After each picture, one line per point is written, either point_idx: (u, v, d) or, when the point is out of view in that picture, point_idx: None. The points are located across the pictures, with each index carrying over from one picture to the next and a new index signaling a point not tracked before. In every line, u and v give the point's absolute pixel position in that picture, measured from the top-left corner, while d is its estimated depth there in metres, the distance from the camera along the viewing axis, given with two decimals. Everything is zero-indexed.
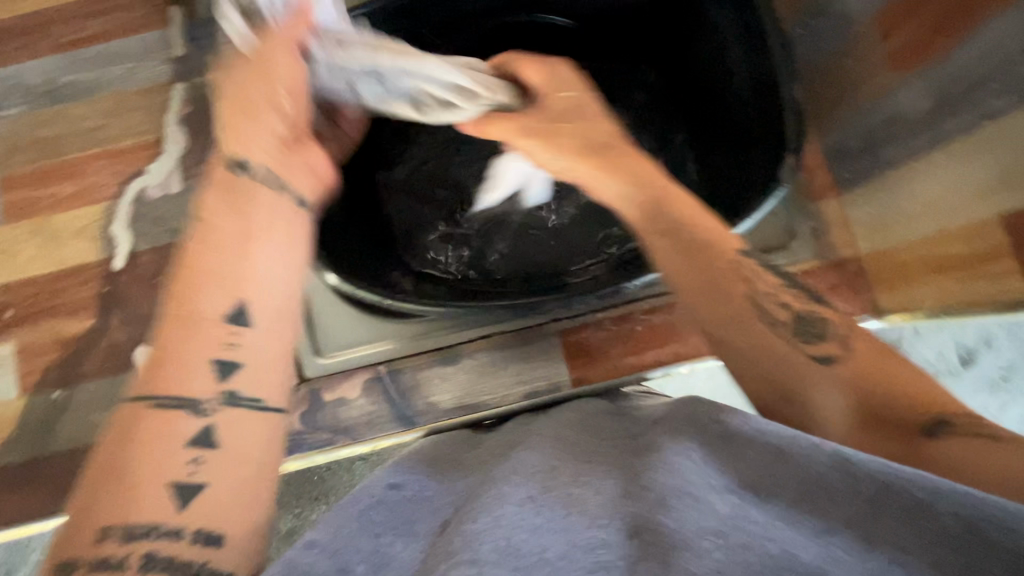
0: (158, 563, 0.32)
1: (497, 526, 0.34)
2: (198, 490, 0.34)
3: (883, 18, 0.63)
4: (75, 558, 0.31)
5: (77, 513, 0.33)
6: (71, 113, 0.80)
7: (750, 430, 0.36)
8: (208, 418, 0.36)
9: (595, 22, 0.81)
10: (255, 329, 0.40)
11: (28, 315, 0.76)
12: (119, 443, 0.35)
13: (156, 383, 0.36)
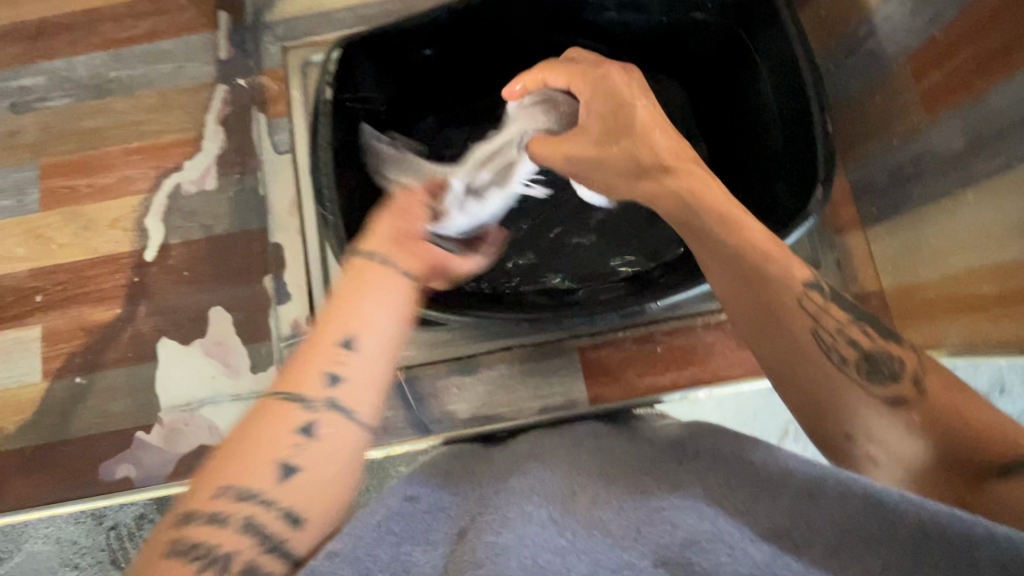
0: (254, 531, 0.31)
1: (524, 545, 0.33)
2: (294, 474, 0.33)
3: (914, 57, 0.61)
4: (190, 509, 0.32)
5: (201, 468, 0.33)
6: (115, 107, 0.83)
7: (780, 471, 0.37)
8: (317, 412, 0.35)
9: (625, 46, 0.80)
10: (376, 334, 0.38)
11: (57, 300, 0.77)
12: (247, 421, 0.35)
13: (289, 373, 0.37)
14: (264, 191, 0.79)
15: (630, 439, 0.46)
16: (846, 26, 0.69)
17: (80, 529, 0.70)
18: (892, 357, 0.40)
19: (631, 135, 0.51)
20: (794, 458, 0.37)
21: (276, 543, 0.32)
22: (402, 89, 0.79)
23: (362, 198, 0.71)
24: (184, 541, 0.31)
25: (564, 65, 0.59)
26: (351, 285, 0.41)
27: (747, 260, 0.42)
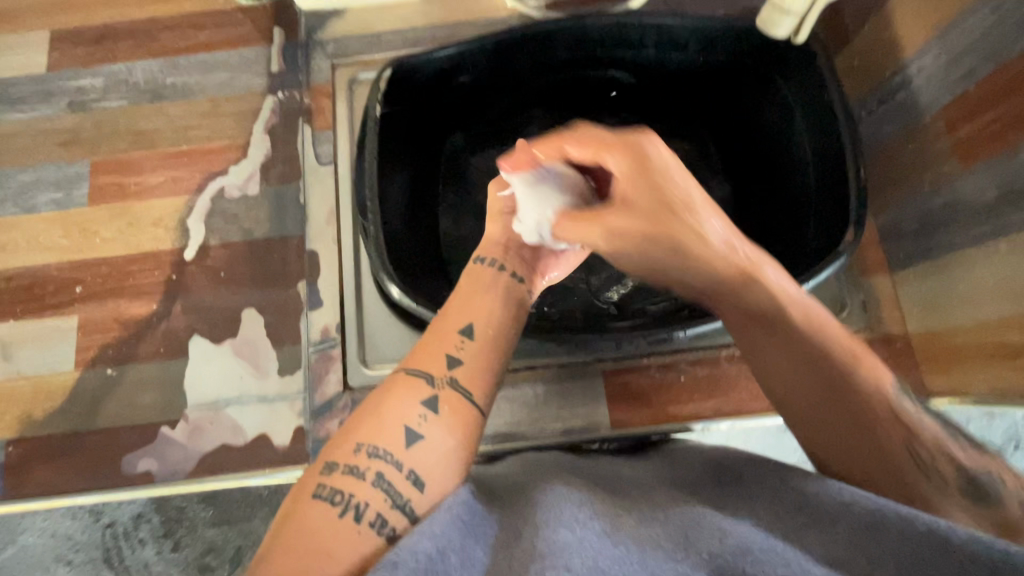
0: (384, 482, 0.43)
1: (582, 546, 0.36)
2: (419, 439, 0.45)
3: (948, 109, 0.62)
4: (335, 461, 0.44)
5: (346, 431, 0.47)
6: (168, 111, 0.86)
7: (837, 502, 0.40)
8: (437, 392, 0.49)
9: (661, 81, 0.83)
10: (477, 342, 0.53)
11: (96, 292, 0.79)
12: (381, 392, 0.49)
13: (411, 361, 0.51)
14: (304, 199, 0.81)
15: (686, 471, 0.50)
16: (881, 75, 0.71)
17: (76, 525, 0.72)
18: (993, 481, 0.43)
19: (681, 215, 0.51)
20: (847, 490, 0.40)
21: (400, 498, 0.43)
22: (444, 110, 0.81)
23: (401, 213, 0.74)
24: (329, 487, 0.42)
25: (595, 133, 0.57)
26: (464, 301, 0.56)
27: (816, 349, 0.46)
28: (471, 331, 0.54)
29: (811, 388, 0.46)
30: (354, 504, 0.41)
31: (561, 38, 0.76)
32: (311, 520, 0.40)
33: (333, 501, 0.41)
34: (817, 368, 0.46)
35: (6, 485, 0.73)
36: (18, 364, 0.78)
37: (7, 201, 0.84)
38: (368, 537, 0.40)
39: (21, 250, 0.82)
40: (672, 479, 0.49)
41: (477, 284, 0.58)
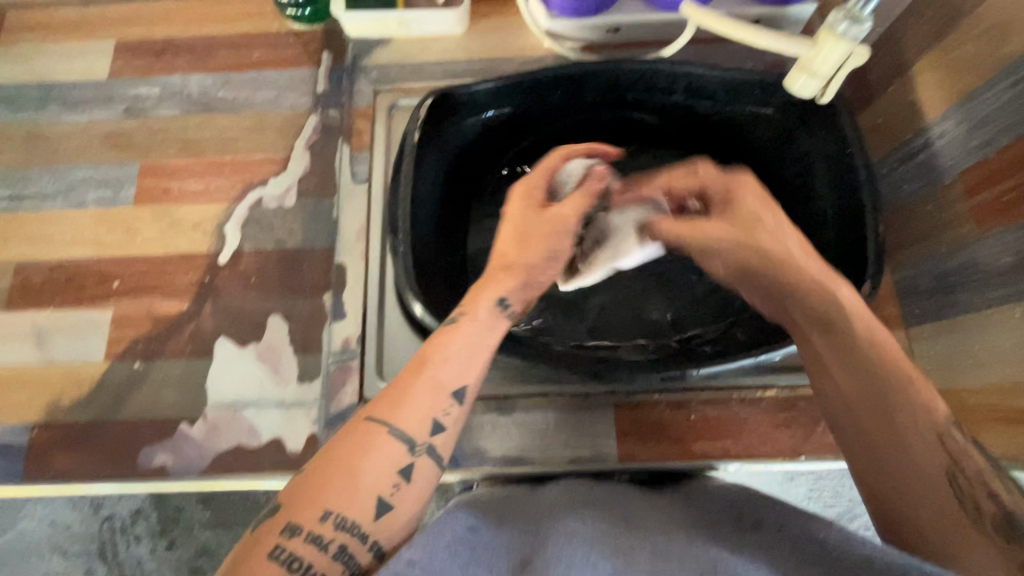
0: (346, 555, 0.43)
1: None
2: (388, 511, 0.45)
3: (966, 172, 0.64)
4: (298, 523, 0.42)
5: (312, 486, 0.44)
6: (216, 123, 0.91)
7: (859, 555, 0.42)
8: (415, 460, 0.47)
9: (687, 126, 0.85)
10: (463, 407, 0.50)
11: (132, 288, 0.83)
12: (355, 446, 0.46)
13: (390, 415, 0.47)
14: (336, 214, 0.84)
15: (706, 508, 0.52)
16: (903, 136, 0.73)
17: (76, 516, 0.80)
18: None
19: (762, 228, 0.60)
20: (869, 541, 0.43)
21: (358, 567, 0.44)
22: (477, 139, 0.85)
23: (429, 234, 0.77)
24: (288, 551, 0.42)
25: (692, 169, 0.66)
26: (459, 347, 0.52)
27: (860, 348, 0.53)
28: (462, 393, 0.50)
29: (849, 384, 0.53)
30: (312, 574, 0.42)
31: (594, 80, 0.80)
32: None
33: (289, 568, 0.41)
34: (853, 365, 0.53)
35: (27, 467, 0.76)
36: (50, 351, 0.81)
37: (58, 195, 0.89)
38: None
39: (66, 243, 0.86)
40: (692, 514, 0.51)
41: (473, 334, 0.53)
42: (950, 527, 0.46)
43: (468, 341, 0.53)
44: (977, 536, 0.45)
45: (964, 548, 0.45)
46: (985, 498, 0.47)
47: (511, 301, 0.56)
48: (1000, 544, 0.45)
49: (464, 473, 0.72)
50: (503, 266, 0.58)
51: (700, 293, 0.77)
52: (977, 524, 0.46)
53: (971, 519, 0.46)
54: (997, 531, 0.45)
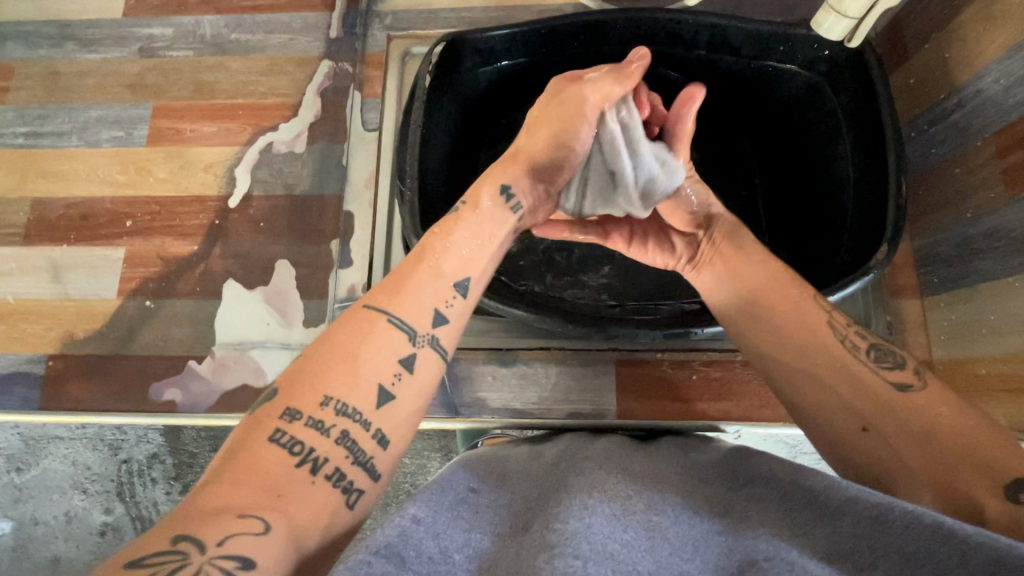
0: (349, 441, 0.41)
1: (589, 533, 0.40)
2: (389, 401, 0.43)
3: (1000, 132, 0.61)
4: (297, 409, 0.41)
5: (312, 373, 0.42)
6: (229, 65, 0.90)
7: (843, 496, 0.41)
8: (416, 350, 0.46)
9: (709, 83, 0.82)
10: (464, 304, 0.50)
11: (145, 228, 0.84)
12: (353, 330, 0.45)
13: (391, 304, 0.46)
14: (346, 161, 0.84)
15: (702, 461, 0.50)
16: (934, 99, 0.70)
17: (95, 457, 0.81)
18: (894, 352, 0.50)
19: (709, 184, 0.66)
20: (853, 487, 0.42)
21: (363, 456, 0.42)
22: (490, 90, 0.83)
23: (438, 182, 0.76)
24: (288, 434, 0.40)
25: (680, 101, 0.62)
26: (461, 236, 0.53)
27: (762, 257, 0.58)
28: (466, 285, 0.51)
29: (755, 277, 0.57)
30: (313, 456, 0.40)
31: (614, 29, 0.77)
32: (266, 465, 0.39)
33: (292, 451, 0.40)
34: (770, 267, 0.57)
35: (43, 395, 0.78)
36: (65, 286, 0.82)
37: (73, 134, 0.89)
38: (323, 491, 0.40)
39: (80, 181, 0.87)
40: (687, 468, 0.49)
41: (474, 229, 0.54)
42: (841, 369, 0.49)
43: (472, 231, 0.53)
44: (862, 372, 0.48)
45: (860, 386, 0.48)
46: (856, 342, 0.51)
47: (515, 189, 0.57)
48: (875, 371, 0.48)
49: (465, 421, 0.73)
50: (513, 155, 0.60)
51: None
52: (856, 361, 0.49)
53: (853, 359, 0.49)
54: (871, 362, 0.49)
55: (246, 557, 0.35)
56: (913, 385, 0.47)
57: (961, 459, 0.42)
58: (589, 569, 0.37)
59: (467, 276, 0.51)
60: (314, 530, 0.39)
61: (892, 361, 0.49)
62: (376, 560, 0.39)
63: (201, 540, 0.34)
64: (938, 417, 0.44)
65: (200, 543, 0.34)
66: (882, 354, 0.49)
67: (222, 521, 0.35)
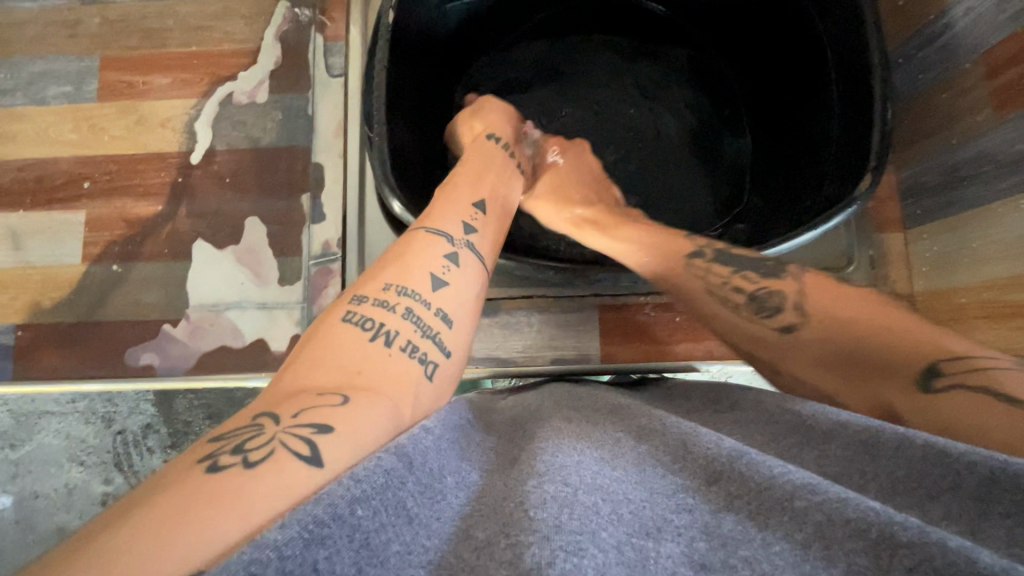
0: (415, 315, 0.43)
1: (580, 468, 0.36)
2: (444, 285, 0.46)
3: (990, 51, 0.59)
4: (364, 296, 0.44)
5: (367, 277, 0.46)
6: (178, 11, 0.84)
7: (833, 423, 0.38)
8: (457, 249, 0.49)
9: (692, 15, 0.81)
10: (485, 219, 0.55)
11: (104, 188, 0.80)
12: (396, 246, 0.49)
13: (424, 220, 0.52)
14: (312, 111, 0.80)
15: (683, 402, 0.51)
16: (921, 23, 0.67)
17: (89, 430, 0.75)
18: (773, 293, 0.47)
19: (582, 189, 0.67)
20: (845, 412, 0.39)
21: (430, 331, 0.43)
22: (461, 28, 0.78)
23: (409, 127, 0.72)
24: (359, 315, 0.42)
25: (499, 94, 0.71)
26: (472, 168, 0.59)
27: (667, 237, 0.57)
28: (483, 206, 0.56)
29: None
30: (385, 330, 0.41)
31: None
32: (342, 341, 0.40)
33: (364, 326, 0.41)
34: None
35: (16, 365, 0.76)
36: (26, 253, 0.79)
37: (17, 91, 0.83)
38: (401, 360, 0.40)
39: (31, 142, 0.82)
40: (672, 407, 0.50)
41: (483, 161, 0.61)
42: (750, 339, 0.47)
43: (478, 166, 0.60)
44: (750, 330, 0.47)
45: (758, 342, 0.46)
46: (732, 298, 0.49)
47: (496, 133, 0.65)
48: (762, 325, 0.46)
49: None
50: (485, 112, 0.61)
51: (697, 174, 0.80)
52: (740, 318, 0.48)
53: (739, 319, 0.48)
54: (752, 316, 0.47)
55: (328, 421, 0.32)
56: (794, 324, 0.44)
57: (881, 365, 0.38)
58: (580, 496, 0.32)
59: (482, 200, 0.57)
60: (403, 392, 0.38)
61: (772, 305, 0.46)
62: (387, 456, 0.31)
63: (280, 415, 0.33)
64: (840, 320, 0.42)
65: (277, 417, 0.33)
66: (763, 304, 0.47)
67: (302, 397, 0.34)
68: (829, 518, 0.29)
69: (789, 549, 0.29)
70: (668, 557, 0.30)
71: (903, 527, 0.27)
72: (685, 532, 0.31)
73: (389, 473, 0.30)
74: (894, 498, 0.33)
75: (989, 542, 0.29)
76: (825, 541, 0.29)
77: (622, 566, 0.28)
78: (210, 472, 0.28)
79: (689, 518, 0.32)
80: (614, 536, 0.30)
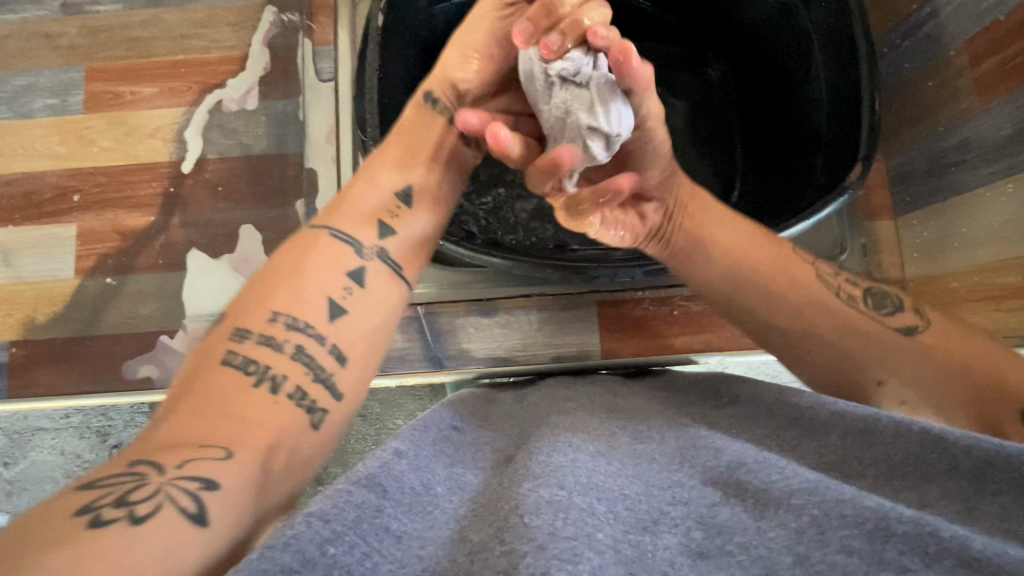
0: (304, 355, 0.41)
1: (575, 467, 0.35)
2: (342, 313, 0.44)
3: (973, 40, 0.60)
4: (247, 329, 0.41)
5: (258, 295, 0.43)
6: (165, 19, 0.83)
7: (829, 413, 0.40)
8: (365, 263, 0.47)
9: (678, 10, 0.81)
10: (410, 215, 0.51)
11: (96, 201, 0.79)
12: (302, 251, 0.46)
13: (331, 224, 0.48)
14: (303, 117, 0.80)
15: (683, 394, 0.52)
16: (906, 13, 0.68)
17: (84, 445, 0.77)
18: (890, 294, 0.50)
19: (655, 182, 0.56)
20: (839, 403, 0.40)
21: (322, 373, 0.41)
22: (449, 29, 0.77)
23: None
24: (240, 355, 0.40)
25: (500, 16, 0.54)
26: (401, 148, 0.53)
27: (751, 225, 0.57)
28: (408, 198, 0.51)
29: None
30: (270, 373, 0.39)
31: None
32: (221, 385, 0.38)
33: (246, 370, 0.39)
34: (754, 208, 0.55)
35: (10, 383, 0.75)
36: (18, 269, 0.78)
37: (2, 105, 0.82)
38: (286, 408, 0.39)
39: (19, 156, 0.81)
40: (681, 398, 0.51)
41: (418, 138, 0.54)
42: (859, 333, 0.48)
43: (410, 143, 0.53)
44: (864, 321, 0.48)
45: (867, 339, 0.47)
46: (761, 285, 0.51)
47: (436, 93, 0.55)
48: (880, 320, 0.48)
49: (451, 374, 0.72)
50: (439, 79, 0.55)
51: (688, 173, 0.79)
52: (852, 309, 0.49)
53: (852, 308, 0.49)
54: (872, 311, 0.49)
55: (212, 479, 0.32)
56: (915, 325, 0.47)
57: (983, 388, 0.43)
58: (575, 499, 0.32)
59: (409, 187, 0.52)
60: (283, 445, 0.38)
61: (891, 305, 0.49)
62: (356, 490, 0.33)
63: (161, 464, 0.32)
64: (948, 342, 0.46)
65: (160, 466, 0.32)
66: (879, 299, 0.50)
67: (180, 449, 0.33)
68: (826, 512, 0.31)
69: (784, 535, 0.31)
70: (666, 548, 0.31)
71: (898, 520, 0.29)
72: (682, 522, 0.32)
73: (359, 507, 0.32)
74: (886, 487, 0.34)
75: (983, 521, 0.31)
76: (822, 528, 0.30)
77: (620, 567, 0.29)
78: (92, 528, 0.28)
79: (686, 509, 0.33)
80: (610, 536, 0.31)
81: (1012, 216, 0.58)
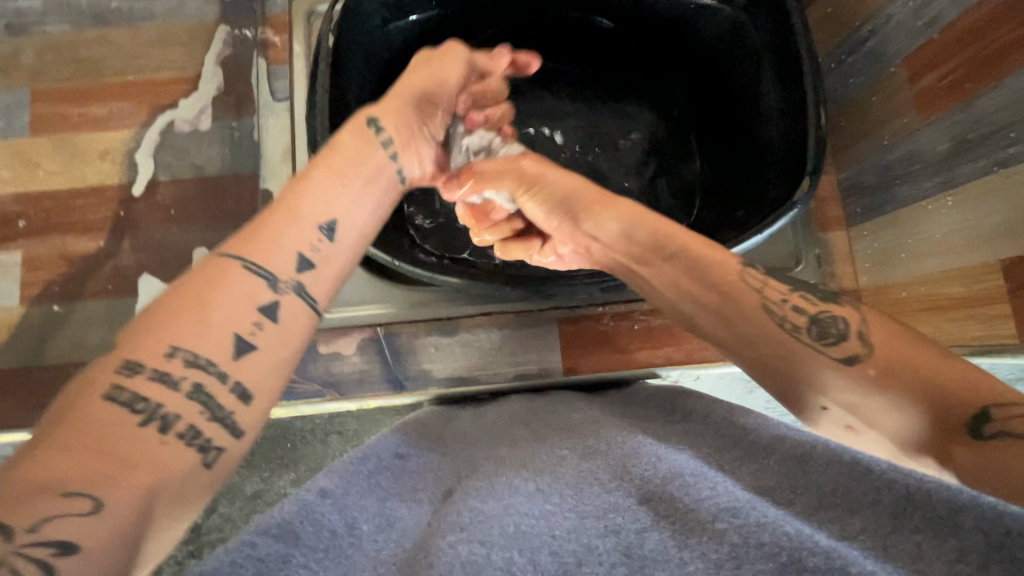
0: (202, 396, 0.38)
1: (505, 514, 0.36)
2: (251, 350, 0.40)
3: (912, 56, 0.61)
4: (139, 361, 0.37)
5: (155, 321, 0.38)
6: (113, 39, 0.82)
7: (773, 436, 0.41)
8: (280, 298, 0.43)
9: (637, 25, 0.80)
10: (335, 247, 0.48)
11: (41, 226, 0.77)
12: (212, 276, 0.41)
13: (246, 248, 0.43)
14: (257, 137, 0.79)
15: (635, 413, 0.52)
16: (851, 28, 0.69)
17: None
18: (837, 319, 0.42)
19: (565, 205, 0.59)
20: (783, 426, 0.42)
21: (220, 414, 0.38)
22: (406, 47, 0.77)
23: None
24: (127, 391, 0.36)
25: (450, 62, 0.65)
26: (332, 176, 0.51)
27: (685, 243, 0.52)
28: (334, 230, 0.49)
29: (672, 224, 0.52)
30: (160, 414, 0.36)
31: None
32: (96, 427, 0.34)
33: (133, 410, 0.35)
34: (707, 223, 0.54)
35: None
36: None
37: None
38: (174, 453, 0.36)
39: None
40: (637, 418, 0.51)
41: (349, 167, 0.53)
42: (795, 369, 0.42)
43: (341, 171, 0.52)
44: (802, 354, 0.42)
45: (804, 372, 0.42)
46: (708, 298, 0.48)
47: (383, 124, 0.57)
48: (820, 351, 0.42)
49: (412, 396, 0.72)
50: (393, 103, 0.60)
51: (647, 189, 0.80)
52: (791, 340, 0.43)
53: (789, 341, 0.43)
54: (811, 341, 0.42)
55: (68, 542, 0.31)
56: (861, 355, 0.40)
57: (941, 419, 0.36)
58: (494, 557, 0.33)
59: (334, 218, 0.49)
60: (162, 497, 0.35)
61: (836, 332, 0.42)
62: (265, 540, 0.36)
63: (9, 527, 0.30)
64: (910, 364, 0.38)
65: (7, 527, 0.30)
66: (821, 326, 0.43)
67: (35, 503, 0.31)
68: (745, 540, 0.33)
69: (703, 568, 0.32)
70: None
71: (811, 553, 0.31)
72: (608, 559, 0.33)
73: (266, 558, 0.34)
74: (818, 513, 0.35)
75: (897, 558, 0.31)
76: (739, 560, 0.32)
77: None
78: None
79: (615, 541, 0.34)
80: None
81: (961, 227, 0.57)
